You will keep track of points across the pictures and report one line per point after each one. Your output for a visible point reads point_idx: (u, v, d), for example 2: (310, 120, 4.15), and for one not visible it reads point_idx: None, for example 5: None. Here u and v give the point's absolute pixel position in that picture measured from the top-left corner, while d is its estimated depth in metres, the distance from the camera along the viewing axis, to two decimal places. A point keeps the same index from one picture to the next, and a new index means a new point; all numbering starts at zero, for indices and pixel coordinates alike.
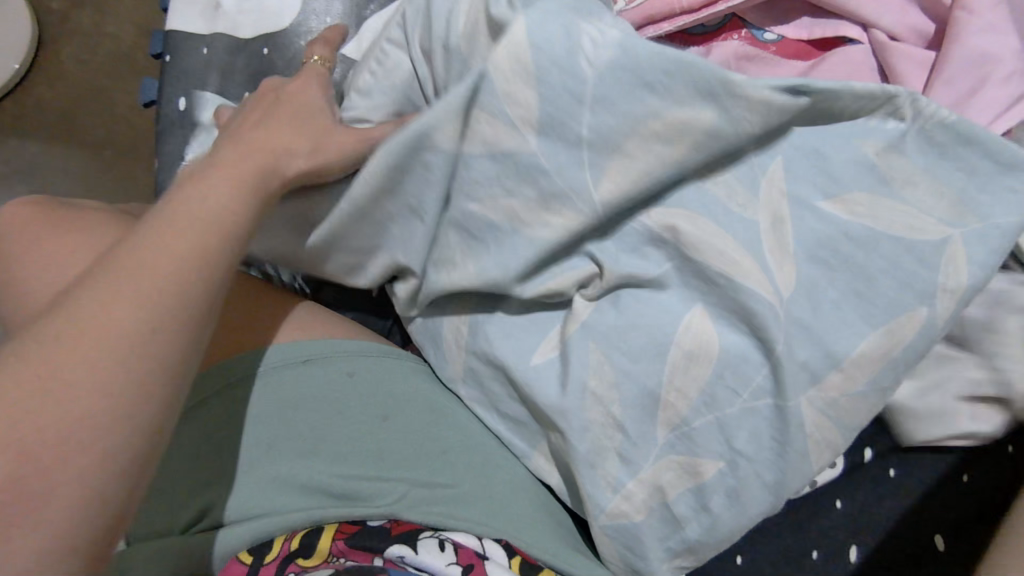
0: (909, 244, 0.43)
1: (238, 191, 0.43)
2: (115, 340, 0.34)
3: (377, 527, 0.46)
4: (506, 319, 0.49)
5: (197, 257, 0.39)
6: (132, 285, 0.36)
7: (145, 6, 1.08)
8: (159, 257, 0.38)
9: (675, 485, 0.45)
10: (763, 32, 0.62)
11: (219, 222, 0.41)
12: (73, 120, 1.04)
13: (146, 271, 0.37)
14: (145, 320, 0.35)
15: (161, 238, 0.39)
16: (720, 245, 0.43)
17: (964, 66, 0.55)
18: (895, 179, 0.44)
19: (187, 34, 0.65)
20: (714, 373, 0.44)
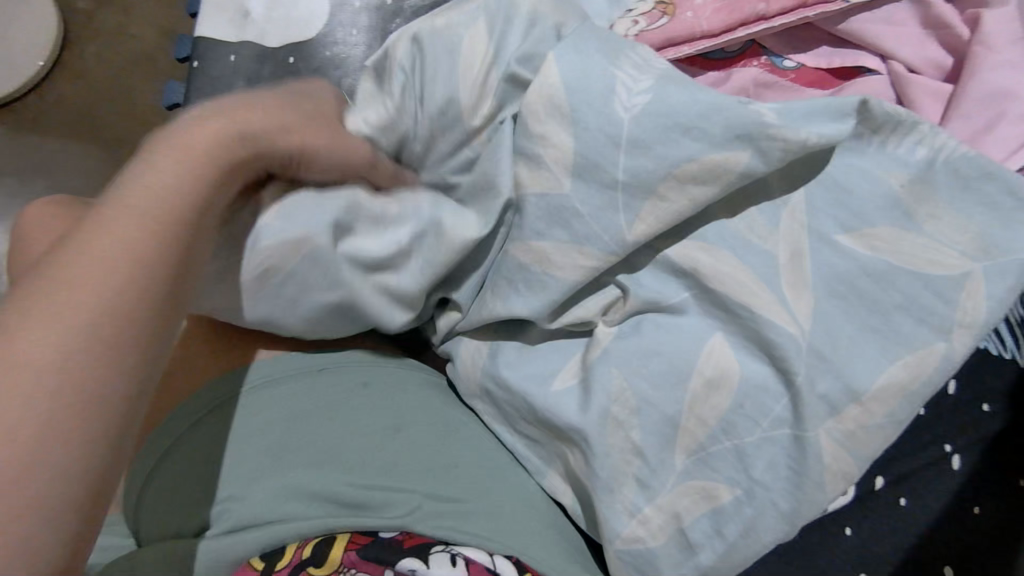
0: (928, 279, 0.44)
1: (190, 167, 0.40)
2: (58, 335, 0.33)
3: (387, 539, 0.46)
4: (530, 345, 0.50)
5: (142, 242, 0.37)
6: (74, 279, 0.35)
7: (168, 10, 1.10)
8: (105, 246, 0.36)
9: (691, 510, 0.45)
10: (782, 60, 0.62)
11: (167, 205, 0.38)
12: (92, 119, 1.06)
13: (87, 263, 0.35)
14: (90, 311, 0.34)
15: (105, 227, 0.37)
16: (740, 278, 0.44)
17: (981, 102, 0.55)
18: (918, 212, 0.45)
19: (214, 41, 0.66)
20: (734, 401, 0.44)
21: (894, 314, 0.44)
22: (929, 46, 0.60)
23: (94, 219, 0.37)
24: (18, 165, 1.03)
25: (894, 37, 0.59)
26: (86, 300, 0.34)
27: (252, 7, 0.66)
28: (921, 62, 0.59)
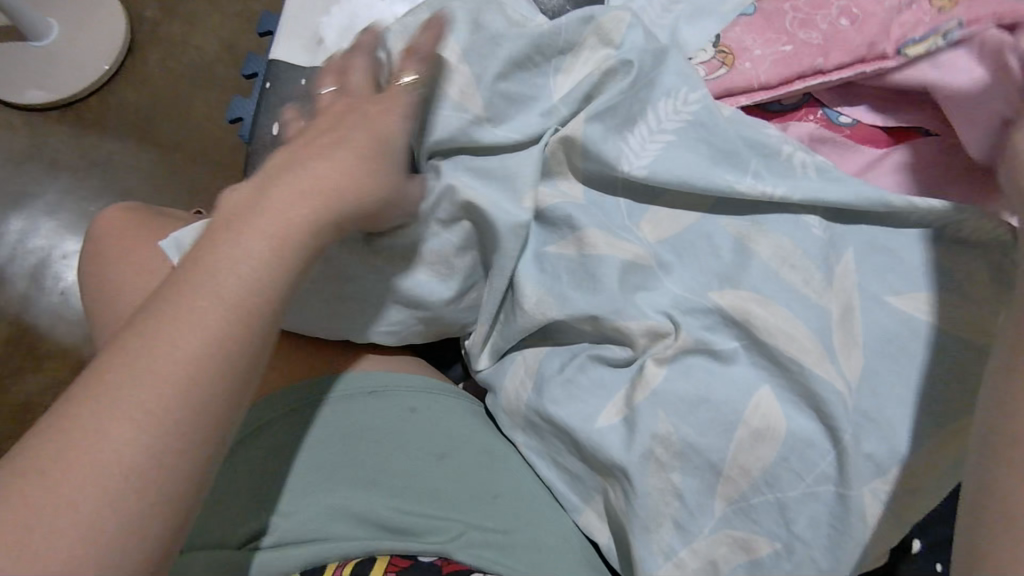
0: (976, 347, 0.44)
1: (271, 254, 0.39)
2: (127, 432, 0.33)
3: (427, 563, 0.47)
4: (572, 379, 0.49)
5: (218, 338, 0.36)
6: (151, 367, 0.34)
7: (234, 23, 1.14)
8: (181, 337, 0.35)
9: (728, 560, 0.45)
10: (838, 115, 0.61)
11: (246, 298, 0.37)
12: (153, 122, 1.10)
13: (164, 354, 0.35)
14: (162, 412, 0.34)
15: (185, 312, 0.36)
16: (792, 332, 0.45)
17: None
18: (961, 280, 0.46)
19: (289, 65, 0.69)
20: (779, 453, 0.44)
21: (943, 380, 0.44)
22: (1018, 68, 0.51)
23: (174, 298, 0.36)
24: (80, 162, 1.08)
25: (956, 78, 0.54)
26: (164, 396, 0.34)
27: (325, 35, 0.70)
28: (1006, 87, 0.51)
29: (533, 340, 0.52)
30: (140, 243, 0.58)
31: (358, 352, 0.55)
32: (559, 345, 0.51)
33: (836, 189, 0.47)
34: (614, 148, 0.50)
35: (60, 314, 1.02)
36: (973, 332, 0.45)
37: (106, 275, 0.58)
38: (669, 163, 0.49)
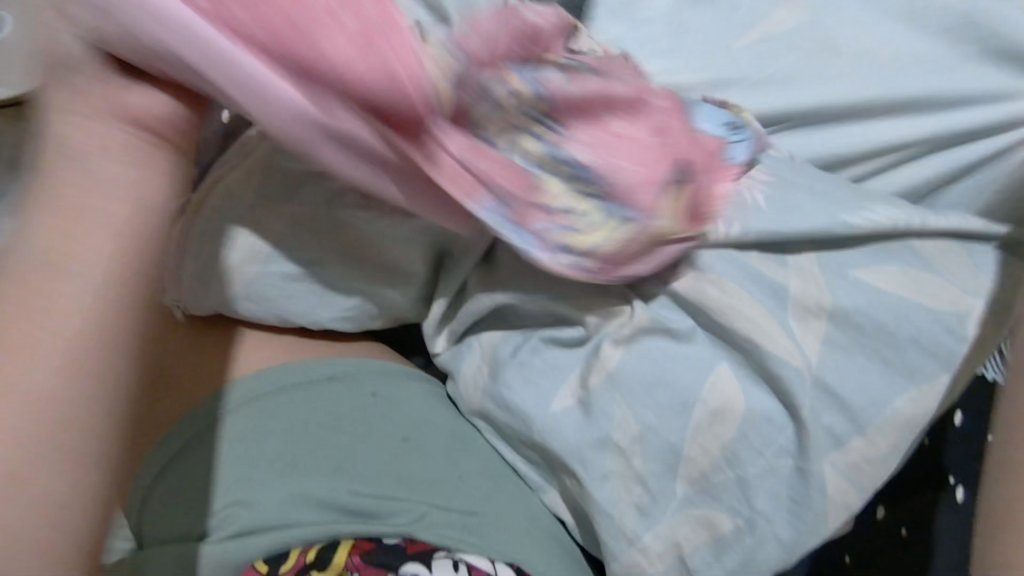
0: (939, 316, 0.44)
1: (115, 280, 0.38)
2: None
3: (391, 545, 0.48)
4: (527, 363, 0.48)
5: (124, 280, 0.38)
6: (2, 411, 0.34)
7: None
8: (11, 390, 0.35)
9: (694, 539, 0.45)
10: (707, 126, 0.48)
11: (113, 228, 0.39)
12: None
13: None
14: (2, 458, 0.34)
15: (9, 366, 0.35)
16: (747, 308, 0.44)
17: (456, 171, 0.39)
18: (921, 255, 0.46)
19: None
20: (737, 431, 0.44)
21: (899, 343, 0.44)
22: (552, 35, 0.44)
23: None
24: None
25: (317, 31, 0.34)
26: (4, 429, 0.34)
27: None
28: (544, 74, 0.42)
29: (492, 324, 0.51)
30: None
31: (314, 339, 0.55)
32: (516, 329, 0.50)
33: (792, 217, 0.45)
34: None
35: None
36: (926, 300, 0.45)
37: None
38: None
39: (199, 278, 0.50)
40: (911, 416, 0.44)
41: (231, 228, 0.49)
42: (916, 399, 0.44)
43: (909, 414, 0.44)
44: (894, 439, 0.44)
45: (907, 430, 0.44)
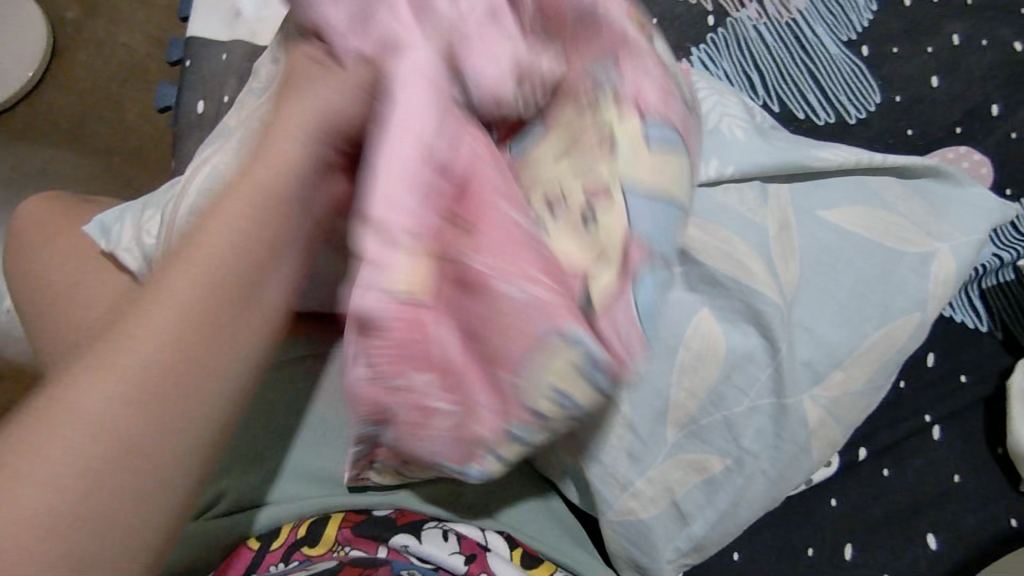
0: (899, 253, 0.47)
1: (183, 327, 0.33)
2: (103, 379, 0.31)
3: (382, 517, 0.48)
4: None
5: (184, 330, 0.33)
6: (158, 306, 0.33)
7: (160, 17, 1.09)
8: (171, 288, 0.34)
9: (683, 484, 0.47)
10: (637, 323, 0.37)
11: (213, 285, 0.34)
12: (84, 125, 1.04)
13: (245, 328, 0.34)
14: (122, 383, 0.31)
15: (174, 271, 0.34)
16: (728, 250, 0.46)
17: (405, 405, 0.35)
18: (885, 198, 0.50)
19: (205, 41, 0.66)
20: (721, 373, 0.46)
21: (868, 281, 0.47)
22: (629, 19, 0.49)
23: (203, 238, 0.35)
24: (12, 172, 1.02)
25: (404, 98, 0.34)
26: (81, 428, 0.30)
27: (243, 7, 0.67)
28: (541, 280, 0.33)
29: None
30: (61, 228, 0.54)
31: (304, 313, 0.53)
32: None
33: (760, 160, 0.48)
34: None
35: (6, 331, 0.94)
36: (893, 237, 0.48)
37: (35, 265, 0.53)
38: None
39: None
40: (885, 346, 0.47)
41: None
42: (889, 331, 0.47)
43: (882, 345, 0.47)
44: (869, 373, 0.47)
45: (879, 363, 0.47)
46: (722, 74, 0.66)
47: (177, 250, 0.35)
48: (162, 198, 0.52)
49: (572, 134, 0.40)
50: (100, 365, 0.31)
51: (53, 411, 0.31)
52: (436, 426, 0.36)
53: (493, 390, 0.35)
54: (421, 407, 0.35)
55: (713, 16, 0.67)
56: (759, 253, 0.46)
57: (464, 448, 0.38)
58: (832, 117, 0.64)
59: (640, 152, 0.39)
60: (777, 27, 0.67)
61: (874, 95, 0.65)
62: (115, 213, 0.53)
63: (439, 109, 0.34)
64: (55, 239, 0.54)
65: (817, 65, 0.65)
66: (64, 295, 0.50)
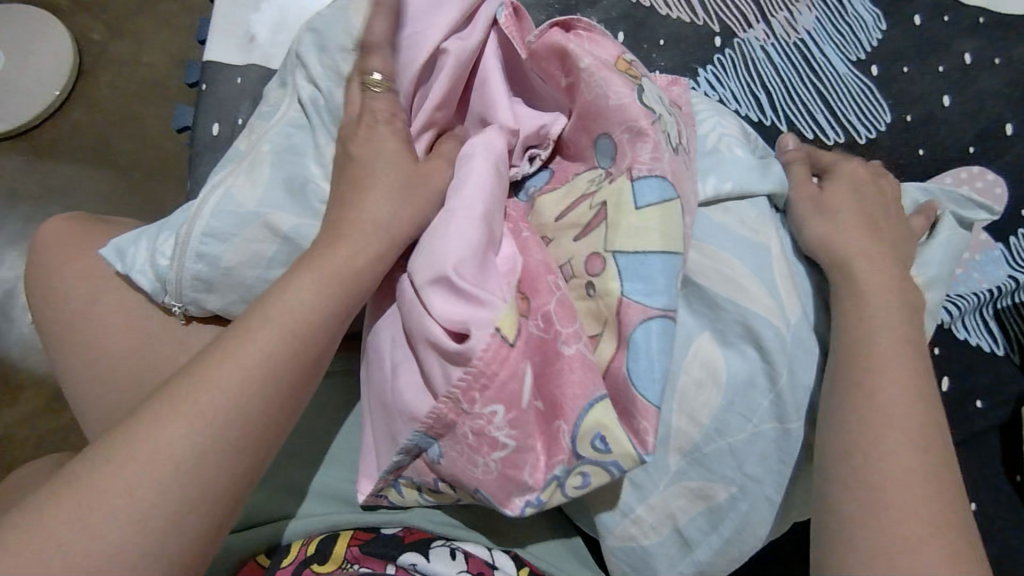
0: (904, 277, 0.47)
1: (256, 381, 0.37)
2: (187, 417, 0.35)
3: (389, 535, 0.47)
4: None
5: (256, 382, 0.37)
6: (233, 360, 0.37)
7: (181, 39, 1.12)
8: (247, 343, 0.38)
9: (687, 509, 0.46)
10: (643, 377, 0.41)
11: (283, 343, 0.39)
12: (106, 143, 1.07)
13: (299, 385, 0.39)
14: (204, 422, 0.35)
15: (248, 326, 0.39)
16: (727, 273, 0.46)
17: (460, 446, 0.41)
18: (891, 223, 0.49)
19: (222, 65, 0.68)
20: (723, 398, 0.45)
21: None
22: (606, 45, 0.49)
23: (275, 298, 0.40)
24: (35, 188, 1.04)
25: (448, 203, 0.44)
26: (158, 465, 0.34)
27: (257, 32, 0.69)
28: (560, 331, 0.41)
29: None
30: (78, 246, 0.55)
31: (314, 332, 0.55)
32: None
33: (755, 186, 0.49)
34: None
35: (26, 344, 0.96)
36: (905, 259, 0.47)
37: (52, 287, 0.54)
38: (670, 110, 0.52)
39: (198, 279, 0.49)
40: None
41: (232, 225, 0.49)
42: None
43: None
44: None
45: None
46: (729, 94, 0.66)
47: (252, 305, 0.40)
48: (173, 220, 0.53)
49: (574, 195, 0.47)
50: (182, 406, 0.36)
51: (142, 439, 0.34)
52: (480, 468, 0.41)
53: (526, 438, 0.40)
54: (475, 448, 0.41)
55: (720, 37, 0.67)
56: (757, 276, 0.46)
57: (508, 486, 0.41)
58: (841, 137, 0.64)
59: (639, 214, 0.43)
60: (784, 47, 0.67)
61: (883, 115, 0.64)
62: (131, 236, 0.53)
63: (470, 194, 0.43)
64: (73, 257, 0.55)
65: (826, 86, 0.65)
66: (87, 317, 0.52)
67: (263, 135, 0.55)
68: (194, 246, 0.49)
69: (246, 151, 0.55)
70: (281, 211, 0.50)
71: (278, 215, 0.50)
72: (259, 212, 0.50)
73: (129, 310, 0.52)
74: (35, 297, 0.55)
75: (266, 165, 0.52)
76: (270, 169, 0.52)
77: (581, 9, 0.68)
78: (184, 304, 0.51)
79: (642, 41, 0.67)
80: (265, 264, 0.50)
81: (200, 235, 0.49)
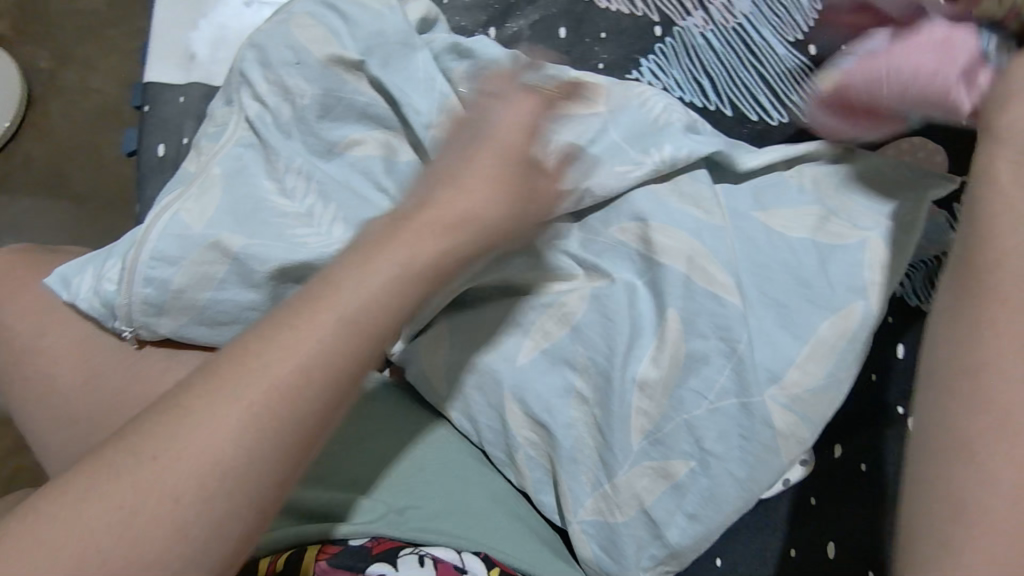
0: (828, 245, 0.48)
1: (250, 418, 0.32)
2: (178, 460, 0.31)
3: (356, 547, 0.45)
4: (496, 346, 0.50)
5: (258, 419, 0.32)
6: (248, 382, 0.32)
7: (130, 61, 1.10)
8: (263, 378, 0.32)
9: (651, 490, 0.46)
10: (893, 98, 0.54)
11: (289, 373, 0.33)
12: (60, 172, 1.05)
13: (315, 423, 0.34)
14: (185, 462, 0.31)
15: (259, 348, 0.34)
16: (688, 249, 0.48)
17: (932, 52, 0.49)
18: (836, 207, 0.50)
19: (165, 85, 0.67)
20: (679, 376, 0.47)
21: (804, 265, 0.48)
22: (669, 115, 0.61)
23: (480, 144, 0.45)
24: None
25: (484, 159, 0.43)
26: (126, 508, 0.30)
27: (198, 50, 0.68)
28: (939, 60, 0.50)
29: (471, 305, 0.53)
30: (23, 281, 0.54)
31: None
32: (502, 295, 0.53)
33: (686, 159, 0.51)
34: (561, 88, 0.57)
35: None
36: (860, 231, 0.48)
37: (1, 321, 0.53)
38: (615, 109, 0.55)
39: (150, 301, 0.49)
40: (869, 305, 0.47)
41: (180, 249, 0.49)
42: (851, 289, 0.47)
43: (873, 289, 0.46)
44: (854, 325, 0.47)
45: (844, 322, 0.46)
46: (672, 82, 0.67)
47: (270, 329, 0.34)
48: (120, 246, 0.51)
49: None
50: (171, 451, 0.31)
51: (122, 479, 0.31)
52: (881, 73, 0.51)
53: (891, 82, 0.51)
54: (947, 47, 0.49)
55: (660, 27, 0.68)
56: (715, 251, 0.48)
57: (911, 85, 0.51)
58: (785, 117, 0.65)
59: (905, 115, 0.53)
60: (723, 33, 0.68)
61: None
62: (77, 263, 0.52)
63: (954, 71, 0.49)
64: (21, 293, 0.53)
65: (766, 67, 0.66)
66: (40, 352, 0.51)
67: (213, 153, 0.55)
68: (143, 271, 0.49)
69: (197, 172, 0.54)
70: (230, 231, 0.49)
71: (227, 235, 0.49)
72: (207, 233, 0.49)
73: (81, 339, 0.52)
74: None
75: (216, 188, 0.52)
76: (220, 193, 0.52)
77: (522, 9, 0.69)
78: (136, 328, 0.50)
79: (584, 35, 0.68)
80: (215, 286, 0.49)
81: (147, 259, 0.48)
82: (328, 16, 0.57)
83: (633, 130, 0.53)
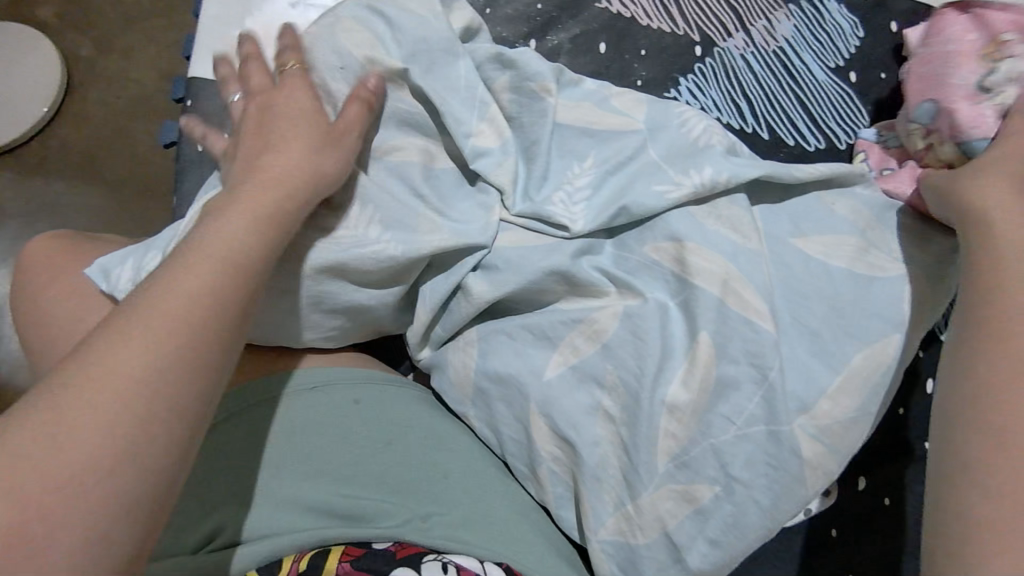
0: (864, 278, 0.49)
1: (156, 348, 0.36)
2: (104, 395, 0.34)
3: (380, 550, 0.46)
4: (526, 359, 0.50)
5: (167, 346, 0.36)
6: (144, 321, 0.36)
7: (169, 53, 1.12)
8: (140, 328, 0.36)
9: (675, 513, 0.46)
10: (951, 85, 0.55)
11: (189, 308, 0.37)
12: (95, 158, 1.07)
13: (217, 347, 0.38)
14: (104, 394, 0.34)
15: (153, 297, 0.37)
16: (725, 273, 0.48)
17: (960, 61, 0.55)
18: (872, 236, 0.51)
19: (209, 80, 0.68)
20: (709, 400, 0.46)
21: (840, 293, 0.48)
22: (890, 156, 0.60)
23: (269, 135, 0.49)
24: (24, 206, 1.04)
25: (286, 137, 0.48)
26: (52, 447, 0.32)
27: (243, 47, 0.69)
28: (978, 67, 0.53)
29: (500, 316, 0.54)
30: (63, 267, 0.55)
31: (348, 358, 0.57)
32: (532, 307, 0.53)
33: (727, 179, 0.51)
34: (603, 104, 0.57)
35: (12, 362, 0.95)
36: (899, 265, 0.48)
37: (39, 305, 0.54)
38: (655, 126, 0.55)
39: None
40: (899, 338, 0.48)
41: None
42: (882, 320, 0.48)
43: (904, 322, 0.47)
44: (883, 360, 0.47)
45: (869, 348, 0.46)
46: (711, 103, 0.66)
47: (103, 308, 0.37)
48: (161, 240, 0.52)
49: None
50: (80, 405, 0.33)
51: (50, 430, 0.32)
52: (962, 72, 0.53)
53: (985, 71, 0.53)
54: None
55: (701, 46, 0.68)
56: (751, 277, 0.48)
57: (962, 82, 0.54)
58: (822, 143, 0.65)
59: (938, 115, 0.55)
60: (765, 55, 0.67)
61: (863, 121, 0.66)
62: (118, 256, 0.53)
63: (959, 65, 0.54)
64: (59, 278, 0.54)
65: (805, 92, 0.66)
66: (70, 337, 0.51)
67: None
68: None
69: None
70: None
71: None
72: None
73: None
74: (22, 323, 0.55)
75: None
76: None
77: (564, 21, 0.69)
78: None
79: (624, 51, 0.68)
80: None
81: None
82: (371, 20, 0.56)
83: (674, 148, 0.54)
